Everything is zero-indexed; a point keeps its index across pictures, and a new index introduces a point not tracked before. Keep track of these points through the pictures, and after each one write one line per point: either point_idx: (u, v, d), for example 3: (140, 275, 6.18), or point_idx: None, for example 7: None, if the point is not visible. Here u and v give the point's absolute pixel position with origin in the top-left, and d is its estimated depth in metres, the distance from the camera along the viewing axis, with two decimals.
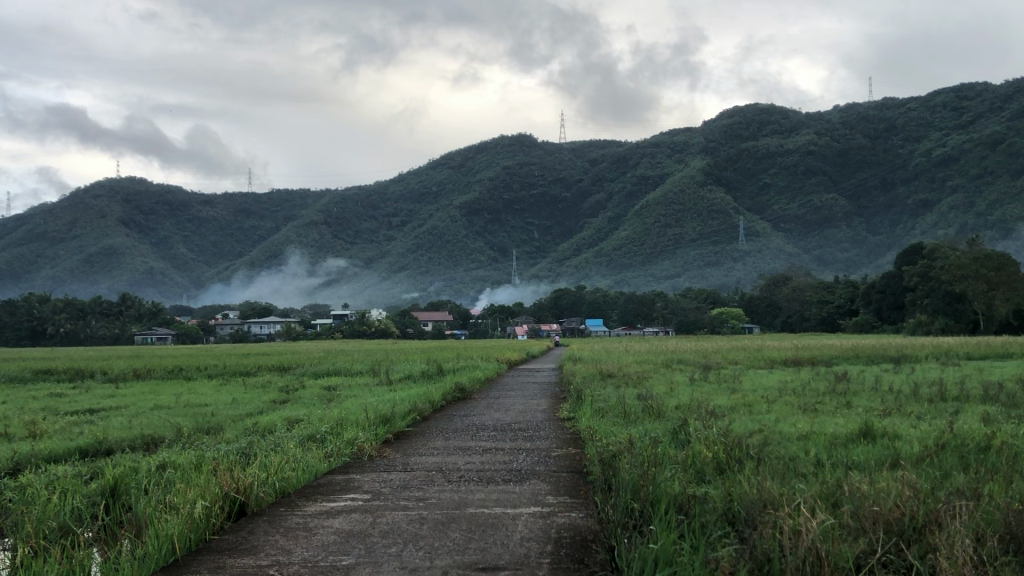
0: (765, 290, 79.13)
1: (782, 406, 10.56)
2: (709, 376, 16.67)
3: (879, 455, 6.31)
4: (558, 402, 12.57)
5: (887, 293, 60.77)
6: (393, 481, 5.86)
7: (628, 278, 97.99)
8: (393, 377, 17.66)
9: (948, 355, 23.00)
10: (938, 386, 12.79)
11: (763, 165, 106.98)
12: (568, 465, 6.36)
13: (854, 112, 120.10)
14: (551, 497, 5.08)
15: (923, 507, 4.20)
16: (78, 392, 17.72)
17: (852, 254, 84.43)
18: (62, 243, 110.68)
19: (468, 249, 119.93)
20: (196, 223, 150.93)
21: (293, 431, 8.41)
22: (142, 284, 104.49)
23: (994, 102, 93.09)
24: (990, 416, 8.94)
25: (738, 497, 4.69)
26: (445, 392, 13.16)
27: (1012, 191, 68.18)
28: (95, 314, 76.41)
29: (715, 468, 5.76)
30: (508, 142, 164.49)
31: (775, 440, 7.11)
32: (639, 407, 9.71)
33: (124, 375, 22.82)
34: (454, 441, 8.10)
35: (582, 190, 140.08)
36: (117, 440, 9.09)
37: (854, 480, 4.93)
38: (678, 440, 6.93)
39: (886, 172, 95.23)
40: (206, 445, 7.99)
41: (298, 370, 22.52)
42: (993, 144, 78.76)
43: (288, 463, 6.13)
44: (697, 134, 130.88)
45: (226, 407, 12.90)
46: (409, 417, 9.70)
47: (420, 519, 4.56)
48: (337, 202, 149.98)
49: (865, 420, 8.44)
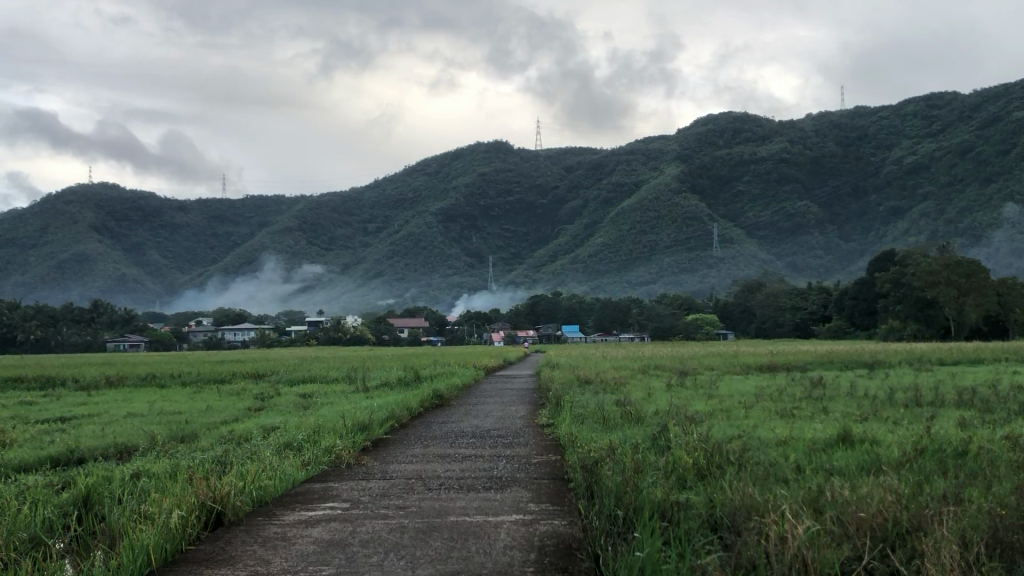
0: (739, 296, 79.73)
1: (760, 411, 10.57)
2: (685, 382, 16.58)
3: (858, 460, 6.32)
4: (537, 408, 12.56)
5: (859, 299, 61.26)
6: (372, 490, 5.77)
7: (604, 285, 98.19)
8: (368, 384, 17.46)
9: (921, 360, 23.36)
10: (915, 391, 12.85)
11: (736, 172, 107.81)
12: (549, 473, 6.31)
13: (826, 120, 121.32)
14: (533, 505, 5.02)
15: (905, 512, 4.19)
16: (50, 401, 17.45)
17: (824, 261, 85.24)
18: (33, 249, 109.33)
19: (444, 256, 119.83)
20: (169, 228, 149.48)
21: (269, 439, 8.30)
22: (114, 291, 103.34)
23: (963, 111, 94.47)
24: (966, 419, 9.08)
25: (719, 504, 4.65)
26: (423, 400, 13.07)
27: (982, 199, 69.02)
28: (66, 321, 75.44)
29: (695, 473, 5.74)
30: (484, 149, 164.62)
31: (756, 445, 7.12)
32: (618, 412, 9.68)
33: (96, 382, 22.52)
34: (432, 449, 8.02)
35: (557, 197, 140.45)
36: (88, 450, 8.90)
37: (836, 486, 4.93)
38: (659, 446, 6.89)
39: (857, 179, 96.26)
40: (181, 453, 7.87)
41: (273, 378, 22.32)
42: (962, 152, 79.87)
43: (267, 471, 6.01)
44: (671, 141, 131.69)
45: (200, 414, 12.76)
46: (387, 425, 9.61)
47: (400, 528, 4.50)
48: (313, 208, 149.34)
49: (842, 424, 8.48)
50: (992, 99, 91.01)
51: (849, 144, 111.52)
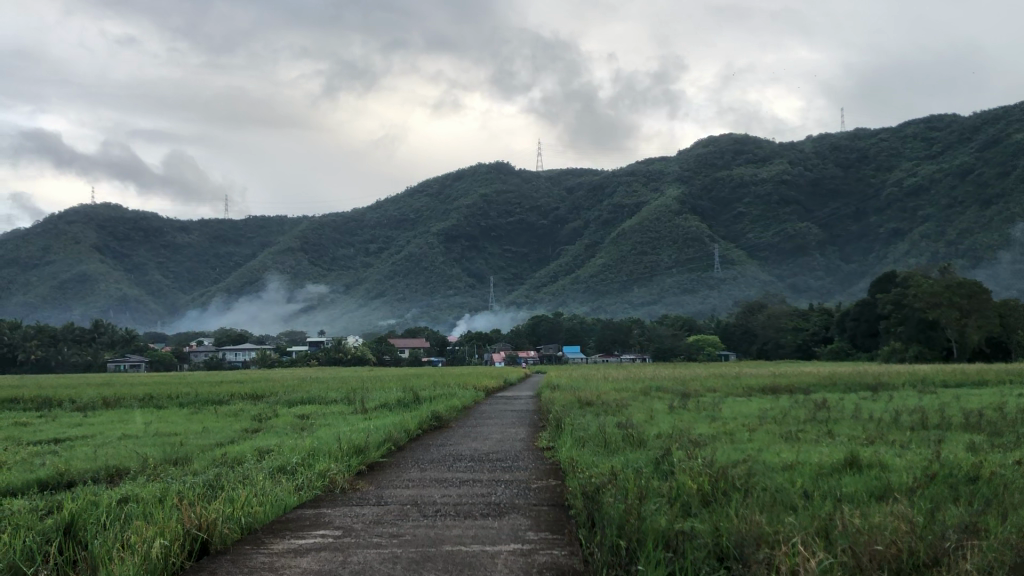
0: (740, 317, 79.74)
1: (764, 435, 10.33)
2: (687, 404, 16.30)
3: (868, 485, 6.15)
4: (537, 431, 12.28)
5: (860, 320, 61.18)
6: (367, 516, 5.57)
7: (605, 305, 98.41)
8: (367, 405, 17.20)
9: (923, 382, 23.29)
10: (918, 413, 12.65)
11: (736, 194, 108.00)
12: (547, 499, 6.12)
13: (825, 142, 121.87)
14: (532, 534, 4.84)
15: (920, 542, 4.03)
16: (45, 422, 17.17)
17: (825, 283, 85.47)
18: (34, 269, 109.45)
19: (445, 276, 119.86)
20: (171, 248, 149.76)
21: (262, 463, 8.08)
22: (114, 311, 103.30)
23: (963, 133, 94.77)
24: (974, 443, 8.92)
25: (728, 532, 4.46)
26: (422, 421, 12.86)
27: (983, 221, 68.86)
28: (67, 341, 75.29)
29: (701, 500, 5.55)
30: (485, 170, 165.54)
31: (761, 468, 6.96)
32: (619, 436, 9.46)
33: (93, 403, 22.16)
34: (429, 473, 7.84)
35: (558, 217, 140.80)
36: (79, 473, 8.72)
37: (846, 515, 4.73)
38: (661, 472, 6.72)
39: (858, 201, 96.39)
40: (172, 477, 7.68)
41: (271, 399, 21.99)
42: (961, 174, 79.83)
43: (257, 497, 5.82)
44: (671, 162, 132.07)
45: (196, 436, 12.57)
46: (384, 448, 9.39)
47: (393, 559, 4.30)
48: (315, 229, 149.82)
49: (849, 448, 8.27)
50: (991, 121, 91.16)
51: (849, 166, 111.52)
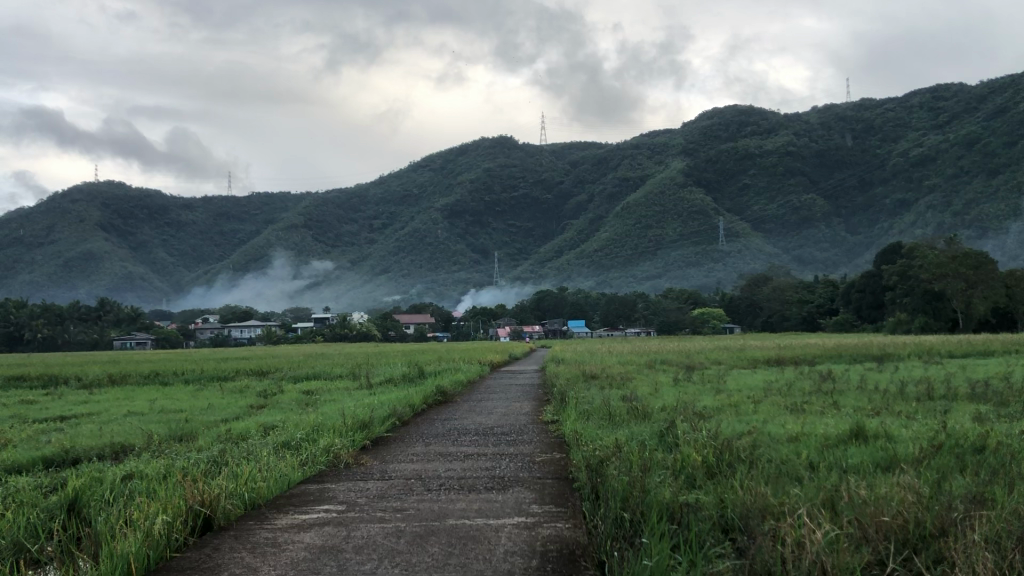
0: (745, 290, 79.79)
1: (768, 406, 10.36)
2: (692, 376, 16.35)
3: (872, 456, 6.14)
4: (541, 404, 12.27)
5: (865, 292, 61.08)
6: (371, 491, 5.57)
7: (610, 280, 98.32)
8: (372, 381, 17.23)
9: (929, 352, 23.28)
10: (925, 383, 12.59)
11: (741, 165, 107.45)
12: (552, 473, 6.08)
13: (830, 113, 121.05)
14: (537, 507, 4.82)
15: (930, 513, 4.00)
16: (51, 400, 17.23)
17: (830, 255, 85.26)
18: (39, 248, 109.56)
19: (449, 252, 119.76)
20: (174, 226, 149.64)
21: (267, 438, 8.07)
22: (120, 289, 103.53)
23: (970, 102, 93.78)
24: (981, 413, 8.87)
25: (727, 504, 4.45)
26: (427, 396, 12.85)
27: (989, 190, 68.39)
28: (73, 320, 75.49)
29: (704, 472, 5.53)
30: (489, 144, 164.75)
31: (766, 441, 6.89)
32: (624, 408, 9.47)
33: (98, 380, 22.26)
34: (435, 447, 7.82)
35: (563, 192, 140.39)
36: (85, 449, 8.75)
37: (853, 486, 4.67)
38: (666, 443, 6.73)
39: (863, 171, 95.80)
40: (177, 454, 7.71)
41: (276, 375, 22.10)
42: (968, 144, 79.17)
43: (261, 472, 5.83)
44: (676, 135, 131.39)
45: (201, 412, 12.60)
46: (388, 423, 9.37)
47: (397, 533, 4.28)
48: (319, 206, 149.56)
49: (855, 419, 8.24)
50: (998, 91, 90.26)
51: (855, 136, 110.70)
